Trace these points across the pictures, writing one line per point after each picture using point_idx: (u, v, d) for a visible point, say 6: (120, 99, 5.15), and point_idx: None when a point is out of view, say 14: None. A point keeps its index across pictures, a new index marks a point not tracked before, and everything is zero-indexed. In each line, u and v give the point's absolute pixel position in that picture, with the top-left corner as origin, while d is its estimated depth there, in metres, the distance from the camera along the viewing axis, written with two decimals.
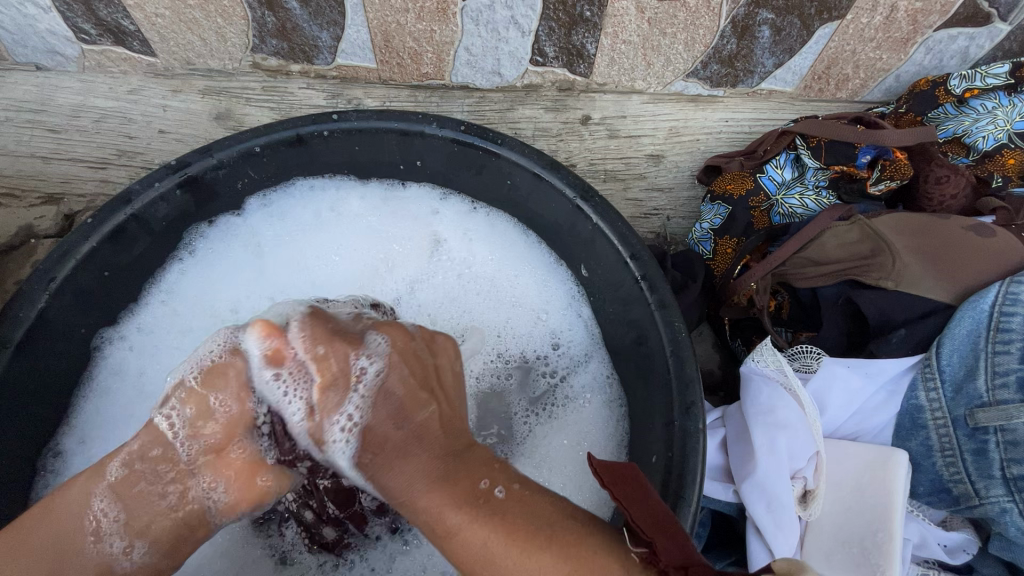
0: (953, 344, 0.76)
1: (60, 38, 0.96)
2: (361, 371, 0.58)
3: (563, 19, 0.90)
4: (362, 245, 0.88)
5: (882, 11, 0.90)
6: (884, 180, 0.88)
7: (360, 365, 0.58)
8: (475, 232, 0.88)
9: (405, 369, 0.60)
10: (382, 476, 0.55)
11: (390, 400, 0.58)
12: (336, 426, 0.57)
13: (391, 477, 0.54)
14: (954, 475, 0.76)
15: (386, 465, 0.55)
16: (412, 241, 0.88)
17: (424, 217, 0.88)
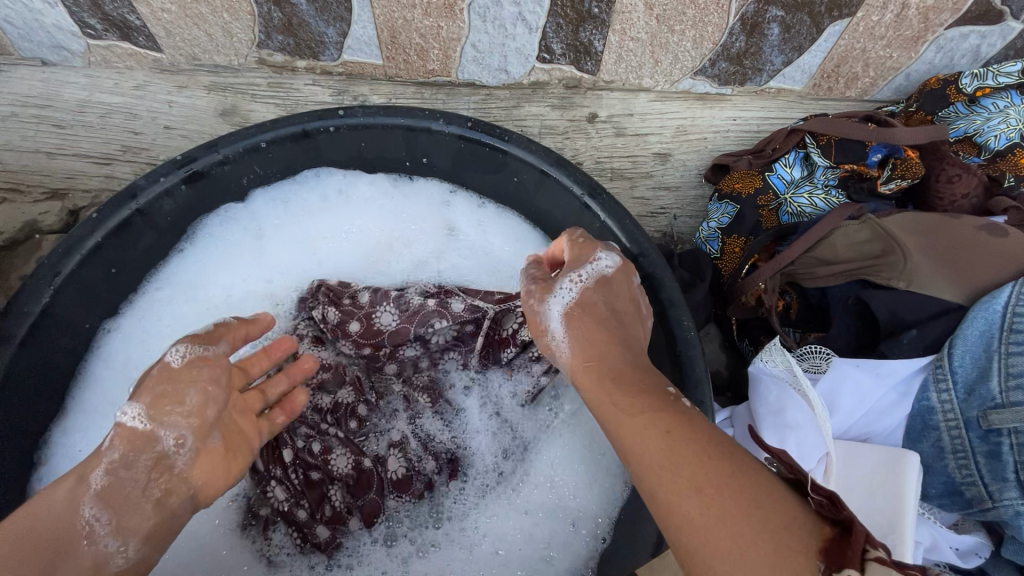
0: (966, 345, 0.75)
1: (66, 33, 0.96)
2: (596, 262, 0.62)
3: (570, 15, 0.90)
4: (370, 228, 0.85)
5: (893, 10, 0.89)
6: (895, 178, 0.87)
7: (597, 257, 0.62)
8: (489, 224, 0.86)
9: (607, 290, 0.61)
10: (576, 334, 0.59)
11: (609, 292, 0.61)
12: (566, 280, 0.61)
13: (580, 332, 0.59)
14: (966, 477, 0.75)
15: (581, 339, 0.58)
16: (420, 229, 0.85)
17: (436, 207, 0.86)
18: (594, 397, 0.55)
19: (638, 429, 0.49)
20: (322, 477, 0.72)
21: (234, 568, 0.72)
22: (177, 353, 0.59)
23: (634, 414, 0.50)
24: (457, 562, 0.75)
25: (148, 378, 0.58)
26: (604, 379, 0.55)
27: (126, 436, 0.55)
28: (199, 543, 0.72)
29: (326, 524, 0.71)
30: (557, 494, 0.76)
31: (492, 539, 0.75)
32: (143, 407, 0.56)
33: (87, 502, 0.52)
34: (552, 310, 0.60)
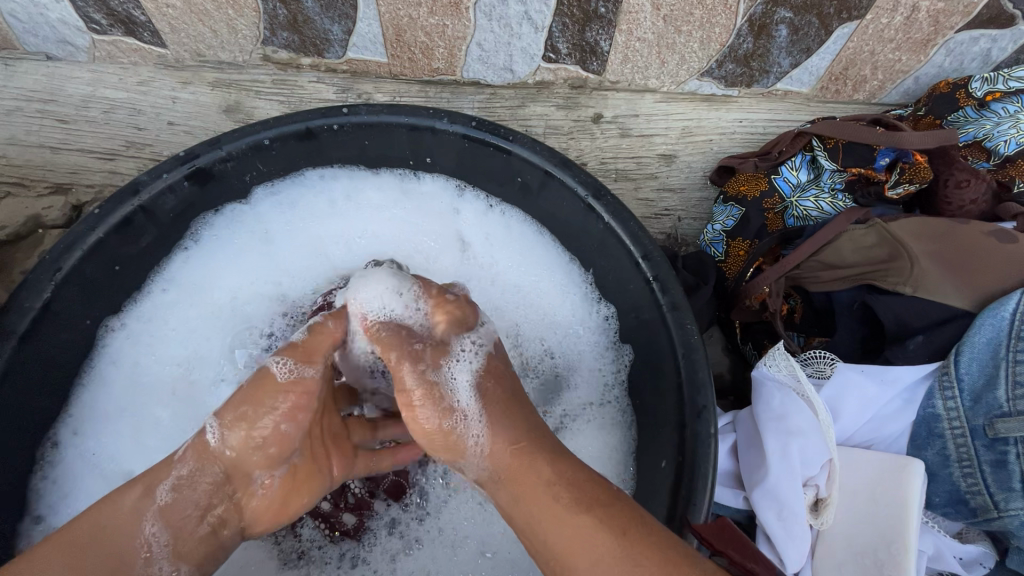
0: (973, 352, 0.74)
1: (71, 28, 0.96)
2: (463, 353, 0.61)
3: (576, 15, 0.89)
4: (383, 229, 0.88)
5: (903, 12, 0.88)
6: (903, 183, 0.87)
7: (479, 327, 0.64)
8: (495, 235, 0.87)
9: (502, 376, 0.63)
10: (494, 423, 0.59)
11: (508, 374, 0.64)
12: (466, 340, 0.62)
13: (508, 418, 0.60)
14: (972, 486, 0.74)
15: (497, 421, 0.60)
16: (432, 236, 0.87)
17: (446, 211, 0.87)
18: (527, 493, 0.56)
19: (583, 534, 0.52)
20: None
21: (252, 563, 0.73)
22: (281, 365, 0.59)
23: (580, 514, 0.53)
24: (443, 562, 0.73)
25: (238, 392, 0.60)
26: (540, 467, 0.57)
27: (200, 451, 0.59)
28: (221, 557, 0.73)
29: (351, 511, 0.76)
30: None
31: (476, 541, 0.73)
32: (223, 428, 0.59)
33: (148, 521, 0.56)
34: (455, 380, 0.60)
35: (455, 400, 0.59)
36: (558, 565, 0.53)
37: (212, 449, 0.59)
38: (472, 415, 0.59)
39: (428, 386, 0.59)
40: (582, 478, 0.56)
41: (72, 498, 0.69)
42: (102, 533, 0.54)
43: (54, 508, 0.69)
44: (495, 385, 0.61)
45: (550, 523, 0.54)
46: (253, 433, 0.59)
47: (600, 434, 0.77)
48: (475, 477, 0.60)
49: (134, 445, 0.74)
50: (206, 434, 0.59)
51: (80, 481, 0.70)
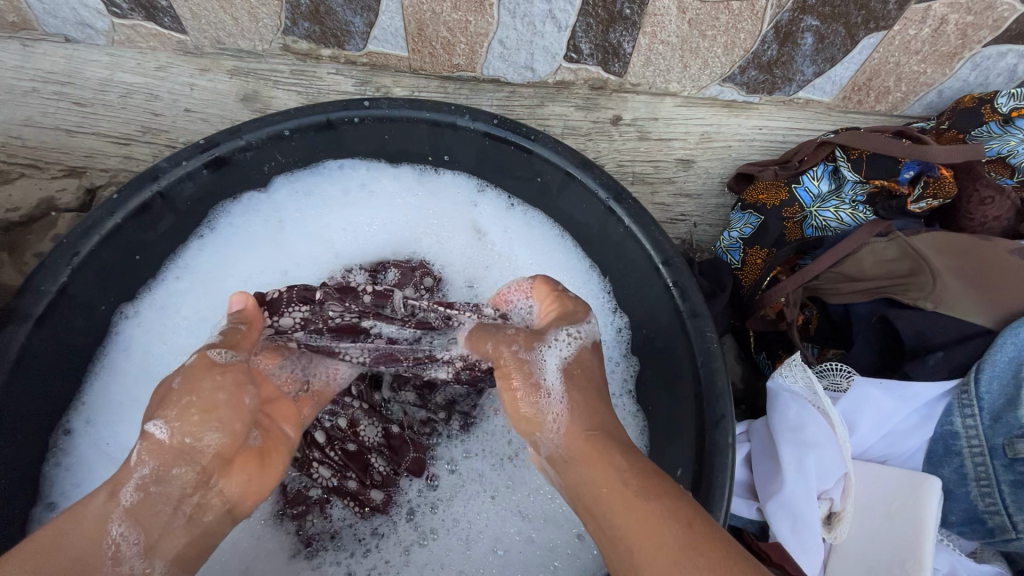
0: (993, 370, 0.74)
1: (91, 11, 0.95)
2: (557, 343, 0.59)
3: (601, 16, 0.88)
4: (400, 223, 0.86)
5: (931, 24, 0.87)
6: (926, 198, 0.86)
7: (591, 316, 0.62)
8: (516, 230, 0.85)
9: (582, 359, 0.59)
10: (574, 405, 0.55)
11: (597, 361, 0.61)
12: (562, 332, 0.59)
13: (579, 397, 0.56)
14: (990, 506, 0.74)
15: (576, 408, 0.55)
16: (451, 230, 0.86)
17: (462, 204, 0.86)
18: (597, 476, 0.50)
19: (652, 518, 0.46)
20: (360, 447, 0.74)
21: (262, 556, 0.72)
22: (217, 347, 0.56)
23: (647, 500, 0.47)
24: (456, 555, 0.72)
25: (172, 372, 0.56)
26: (613, 454, 0.51)
27: (159, 450, 0.52)
28: (241, 545, 0.71)
29: (378, 488, 0.74)
30: (562, 505, 0.74)
31: (491, 537, 0.73)
32: (172, 421, 0.52)
33: (115, 521, 0.49)
34: (546, 362, 0.58)
35: (542, 378, 0.57)
36: (615, 548, 0.47)
37: (168, 443, 0.52)
38: (555, 393, 0.56)
39: (518, 364, 0.58)
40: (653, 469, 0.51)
41: (84, 486, 0.69)
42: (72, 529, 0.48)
43: (63, 495, 0.68)
44: (583, 374, 0.57)
45: (620, 505, 0.48)
46: (194, 421, 0.52)
47: None
48: (548, 454, 0.56)
49: None
50: (153, 432, 0.52)
51: (92, 472, 0.70)
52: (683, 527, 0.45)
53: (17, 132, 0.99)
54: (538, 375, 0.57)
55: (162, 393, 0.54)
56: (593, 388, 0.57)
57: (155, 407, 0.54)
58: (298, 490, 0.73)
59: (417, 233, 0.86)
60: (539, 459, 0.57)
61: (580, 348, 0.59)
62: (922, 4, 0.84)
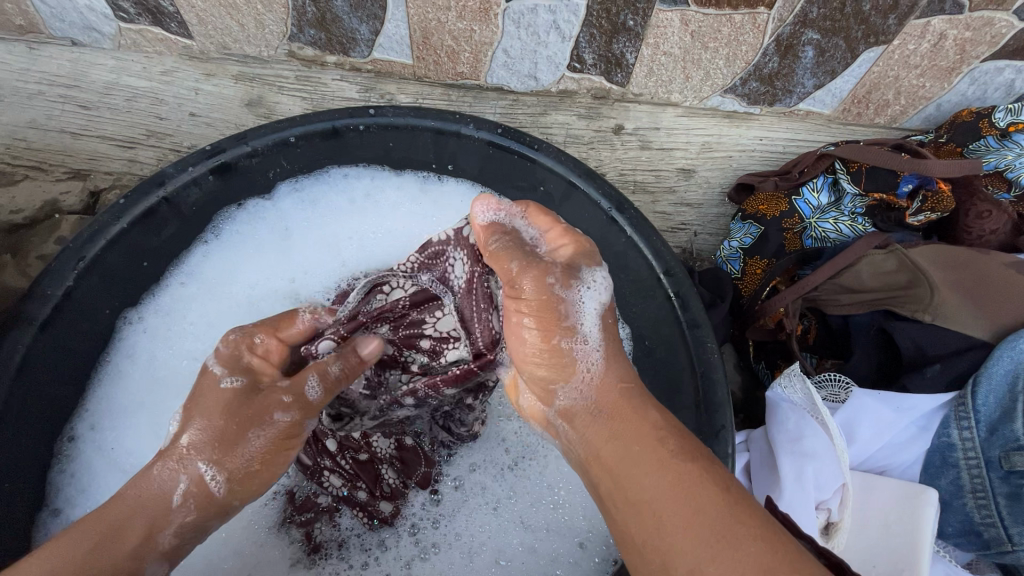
0: (990, 384, 0.75)
1: (98, 15, 0.96)
2: (589, 284, 0.54)
3: (604, 26, 0.89)
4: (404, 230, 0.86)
5: (930, 39, 0.88)
6: (924, 211, 0.88)
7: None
8: None
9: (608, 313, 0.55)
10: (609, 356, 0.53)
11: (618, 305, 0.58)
12: (599, 269, 0.55)
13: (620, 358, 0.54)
14: (986, 518, 0.75)
15: (612, 359, 0.54)
16: None
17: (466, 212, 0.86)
18: (631, 432, 0.49)
19: (692, 477, 0.45)
20: (371, 457, 0.74)
21: (262, 564, 0.72)
22: (314, 387, 0.55)
23: (686, 459, 0.46)
24: (458, 568, 0.73)
25: (256, 403, 0.53)
26: (648, 412, 0.50)
27: (205, 501, 0.52)
28: (239, 549, 0.71)
29: (387, 499, 0.74)
30: (564, 514, 0.75)
31: (493, 550, 0.73)
32: (232, 481, 0.53)
33: (151, 565, 0.50)
34: (584, 303, 0.53)
35: (580, 321, 0.53)
36: (643, 506, 0.45)
37: (219, 501, 0.53)
38: (592, 341, 0.53)
39: (547, 300, 0.52)
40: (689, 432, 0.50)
41: (90, 492, 0.69)
42: (110, 549, 0.48)
43: (66, 500, 0.68)
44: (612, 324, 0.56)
45: (651, 458, 0.47)
46: (260, 470, 0.54)
47: None
48: (568, 406, 0.53)
49: (153, 442, 0.73)
50: (205, 477, 0.52)
51: (99, 479, 0.70)
52: (723, 494, 0.45)
53: (22, 134, 0.99)
54: (574, 319, 0.53)
55: (224, 431, 0.52)
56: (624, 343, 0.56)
57: (213, 444, 0.52)
58: (307, 496, 0.74)
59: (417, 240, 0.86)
60: (546, 410, 0.55)
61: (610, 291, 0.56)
62: (921, 20, 0.85)
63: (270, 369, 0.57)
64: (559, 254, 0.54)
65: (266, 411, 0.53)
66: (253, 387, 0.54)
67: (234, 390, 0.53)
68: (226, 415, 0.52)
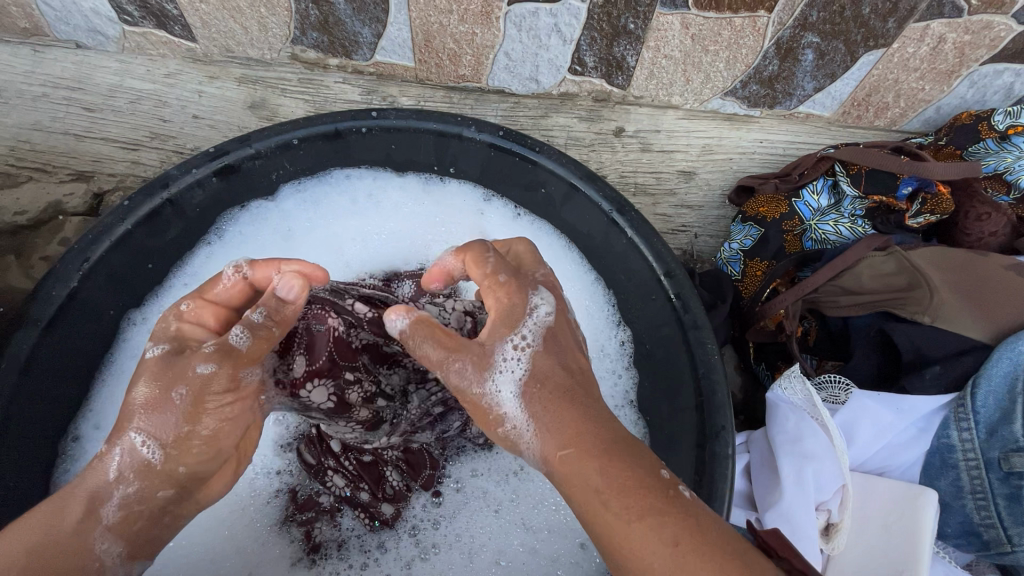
0: (989, 386, 0.75)
1: (103, 19, 0.96)
2: (504, 362, 0.52)
3: (605, 30, 0.90)
4: (408, 232, 0.87)
5: (929, 43, 0.89)
6: (925, 213, 0.87)
7: (534, 302, 0.54)
8: None
9: (540, 375, 0.52)
10: (543, 427, 0.50)
11: (556, 349, 0.53)
12: (506, 346, 0.52)
13: (553, 419, 0.49)
14: (985, 519, 0.75)
15: (552, 426, 0.49)
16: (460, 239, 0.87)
17: (469, 214, 0.87)
18: (580, 502, 0.46)
19: (638, 541, 0.43)
20: (375, 459, 0.70)
21: (263, 564, 0.72)
22: (239, 333, 0.50)
23: (631, 521, 0.43)
24: (459, 569, 0.73)
25: (177, 363, 0.51)
26: (592, 473, 0.46)
27: (144, 468, 0.50)
28: (240, 548, 0.72)
29: (389, 502, 0.73)
30: (565, 515, 0.75)
31: (493, 550, 0.74)
32: (166, 446, 0.50)
33: (99, 539, 0.48)
34: (499, 394, 0.51)
35: (501, 409, 0.51)
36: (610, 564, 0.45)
37: (160, 467, 0.51)
38: (521, 423, 0.51)
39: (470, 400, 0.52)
40: (640, 483, 0.45)
41: None
42: (55, 522, 0.47)
43: None
44: (547, 384, 0.51)
45: (602, 523, 0.44)
46: (197, 434, 0.51)
47: None
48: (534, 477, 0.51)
49: None
50: (137, 445, 0.50)
51: None
52: (669, 549, 0.42)
53: (26, 136, 1.00)
54: (496, 407, 0.52)
55: (151, 398, 0.50)
56: (570, 395, 0.51)
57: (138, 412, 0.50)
58: (308, 495, 0.74)
59: (422, 243, 0.87)
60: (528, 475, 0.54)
61: (534, 355, 0.52)
62: (920, 24, 0.86)
63: (202, 335, 0.54)
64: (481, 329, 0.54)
65: (188, 367, 0.51)
66: (177, 351, 0.52)
67: (157, 356, 0.52)
68: (150, 380, 0.51)
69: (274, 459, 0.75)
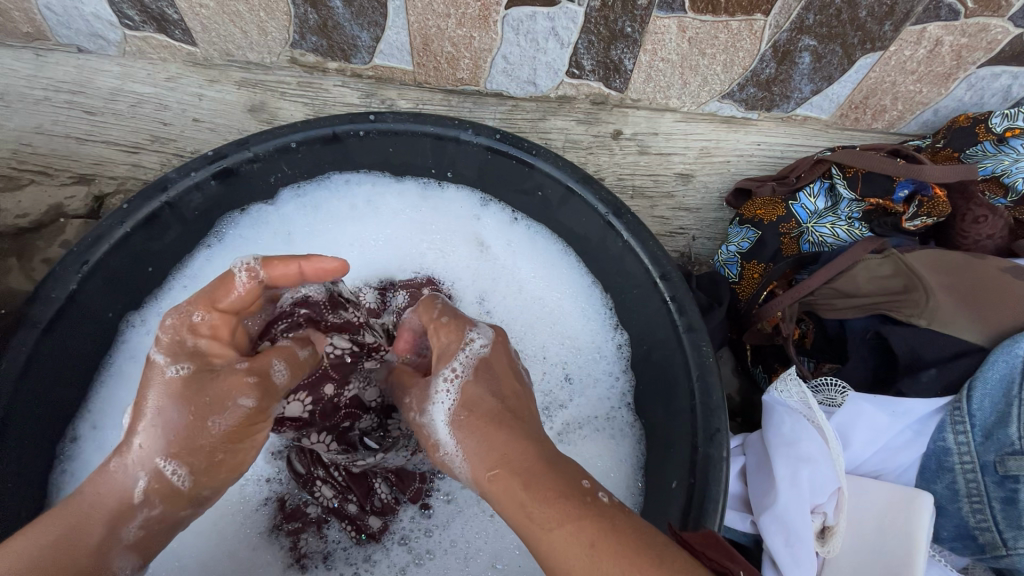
0: (985, 389, 0.75)
1: (104, 22, 0.97)
2: (440, 393, 0.58)
3: (603, 33, 0.90)
4: (407, 236, 0.88)
5: (926, 45, 0.89)
6: (921, 216, 0.88)
7: (469, 337, 0.59)
8: (519, 245, 0.87)
9: (471, 400, 0.57)
10: (471, 449, 0.54)
11: (492, 377, 0.58)
12: (440, 379, 0.58)
13: (478, 442, 0.54)
14: (981, 523, 0.75)
15: (478, 446, 0.54)
16: (456, 244, 0.88)
17: (466, 218, 0.88)
18: (508, 514, 0.49)
19: (559, 544, 0.46)
20: (364, 471, 0.78)
21: (258, 566, 0.73)
22: (280, 371, 0.58)
23: (556, 527, 0.47)
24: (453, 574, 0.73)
25: (211, 390, 0.54)
26: (515, 489, 0.49)
27: (172, 496, 0.55)
28: (235, 550, 0.73)
29: (377, 515, 0.76)
30: None
31: (489, 554, 0.74)
32: (195, 473, 0.55)
33: (117, 556, 0.52)
34: (436, 420, 0.58)
35: (436, 434, 0.58)
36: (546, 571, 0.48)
37: (185, 492, 0.55)
38: (452, 447, 0.56)
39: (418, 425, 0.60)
40: (561, 489, 0.49)
41: None
42: (70, 546, 0.50)
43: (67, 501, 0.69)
44: (474, 408, 0.56)
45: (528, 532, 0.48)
46: (225, 461, 0.56)
47: (612, 444, 0.78)
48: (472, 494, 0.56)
49: None
50: (164, 472, 0.53)
51: None
52: (586, 551, 0.45)
53: (28, 140, 1.01)
54: (433, 432, 0.58)
55: (181, 425, 0.53)
56: (494, 418, 0.55)
57: (166, 439, 0.53)
58: (296, 505, 0.76)
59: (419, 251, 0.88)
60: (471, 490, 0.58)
61: (465, 386, 0.57)
62: (917, 26, 0.86)
63: (220, 349, 0.57)
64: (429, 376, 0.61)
65: (227, 398, 0.54)
66: (206, 370, 0.55)
67: (182, 377, 0.54)
68: (182, 405, 0.53)
69: (265, 468, 0.76)
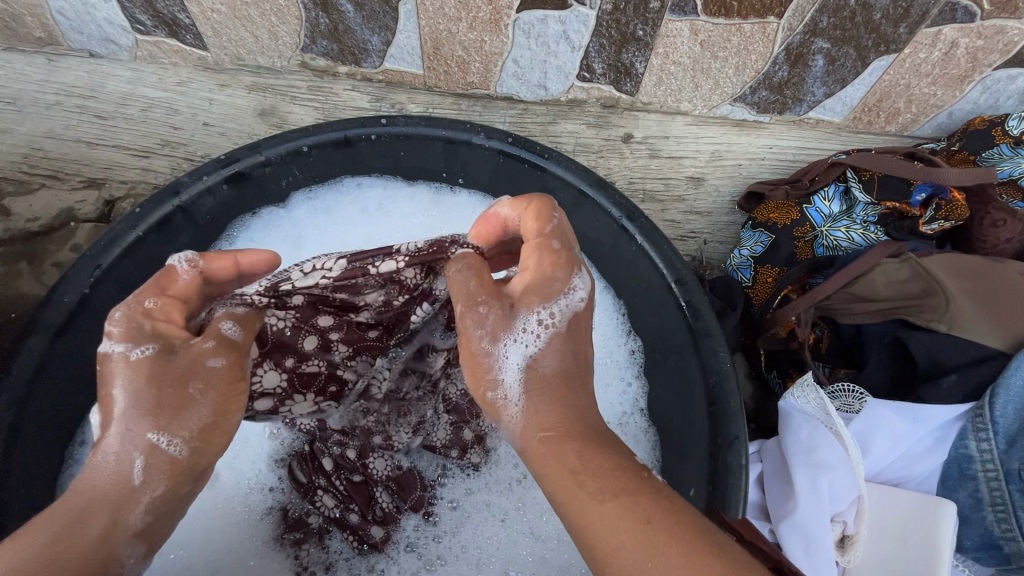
0: (1009, 397, 0.74)
1: (116, 27, 0.97)
2: (525, 332, 0.51)
3: (614, 37, 0.90)
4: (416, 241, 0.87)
5: (941, 48, 0.88)
6: (939, 219, 0.87)
7: (574, 284, 0.53)
8: None
9: (562, 355, 0.52)
10: (534, 403, 0.50)
11: (574, 338, 0.53)
12: (532, 318, 0.51)
13: (552, 405, 0.49)
14: (1006, 533, 0.73)
15: (555, 400, 0.50)
16: None
17: None
18: (553, 480, 0.45)
19: (606, 521, 0.42)
20: (365, 479, 0.72)
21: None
22: (233, 326, 0.52)
23: (612, 498, 0.43)
24: None
25: (179, 363, 0.48)
26: (571, 455, 0.46)
27: (171, 467, 0.48)
28: (244, 560, 0.72)
29: (379, 524, 0.72)
30: None
31: (501, 560, 0.74)
32: (193, 441, 0.49)
33: (123, 546, 0.46)
34: (507, 360, 0.51)
35: (502, 376, 0.51)
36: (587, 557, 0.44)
37: (186, 463, 0.49)
38: (513, 395, 0.51)
39: (476, 354, 0.51)
40: (613, 464, 0.45)
41: None
42: (73, 537, 0.43)
43: None
44: (553, 372, 0.51)
45: (574, 505, 0.44)
46: (221, 425, 0.51)
47: None
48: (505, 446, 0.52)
49: None
50: (158, 445, 0.47)
51: None
52: (641, 527, 0.41)
53: (39, 144, 1.01)
54: (496, 372, 0.51)
55: (155, 396, 0.47)
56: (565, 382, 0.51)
57: (151, 414, 0.47)
58: (299, 515, 0.74)
59: None
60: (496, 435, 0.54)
61: (552, 341, 0.52)
62: (932, 29, 0.85)
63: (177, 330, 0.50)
64: (511, 290, 0.53)
65: (197, 364, 0.49)
66: (167, 349, 0.48)
67: (147, 359, 0.47)
68: (151, 382, 0.47)
69: (268, 476, 0.75)
